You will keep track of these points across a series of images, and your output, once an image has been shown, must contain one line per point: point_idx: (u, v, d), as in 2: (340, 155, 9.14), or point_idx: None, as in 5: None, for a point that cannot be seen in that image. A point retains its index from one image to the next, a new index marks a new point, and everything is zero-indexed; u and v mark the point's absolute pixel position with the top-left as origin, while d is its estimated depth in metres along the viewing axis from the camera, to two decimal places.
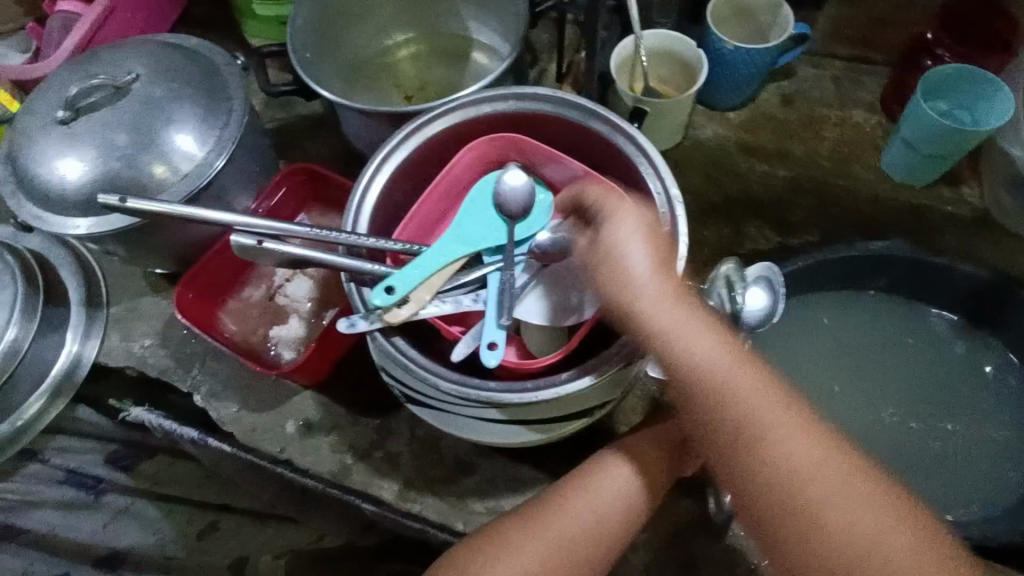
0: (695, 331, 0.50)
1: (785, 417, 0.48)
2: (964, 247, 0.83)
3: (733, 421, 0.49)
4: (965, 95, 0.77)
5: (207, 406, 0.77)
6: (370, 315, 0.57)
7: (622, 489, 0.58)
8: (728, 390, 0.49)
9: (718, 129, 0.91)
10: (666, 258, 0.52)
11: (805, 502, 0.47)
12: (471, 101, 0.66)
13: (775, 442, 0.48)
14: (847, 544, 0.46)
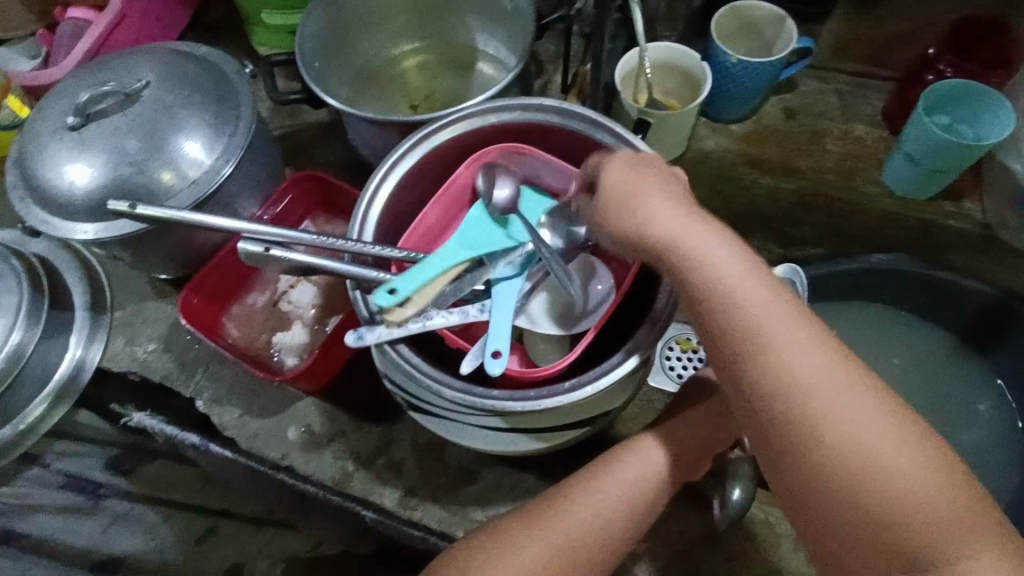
0: (729, 271, 0.47)
1: (820, 356, 0.45)
2: (967, 263, 0.84)
3: (775, 362, 0.45)
4: (964, 112, 0.78)
5: (209, 411, 0.77)
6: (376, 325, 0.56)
7: (626, 488, 0.58)
8: (767, 331, 0.45)
9: (722, 141, 0.90)
10: (687, 206, 0.50)
11: (851, 450, 0.43)
12: (477, 111, 0.66)
13: (821, 387, 0.44)
14: (893, 497, 0.42)
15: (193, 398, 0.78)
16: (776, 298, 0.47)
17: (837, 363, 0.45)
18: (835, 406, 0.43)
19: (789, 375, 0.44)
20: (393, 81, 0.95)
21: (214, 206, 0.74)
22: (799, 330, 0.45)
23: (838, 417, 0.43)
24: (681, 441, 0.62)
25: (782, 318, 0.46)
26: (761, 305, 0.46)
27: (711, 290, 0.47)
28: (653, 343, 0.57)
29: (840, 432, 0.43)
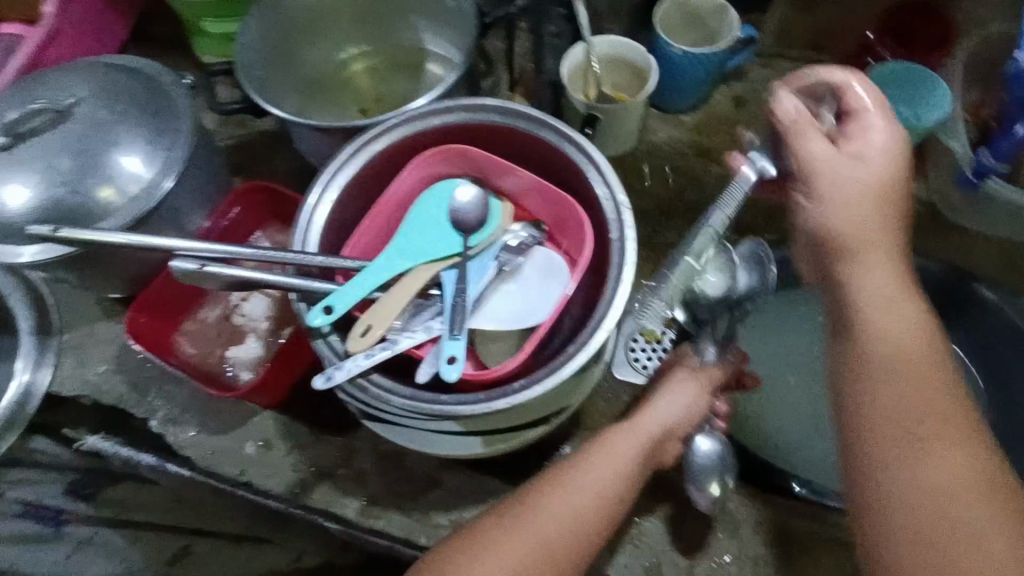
0: (874, 271, 0.51)
1: (911, 367, 0.47)
2: (919, 241, 0.84)
3: (862, 351, 0.48)
4: (903, 92, 0.77)
5: (164, 431, 0.76)
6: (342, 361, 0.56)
7: (594, 481, 0.57)
8: (889, 364, 0.47)
9: (672, 133, 0.91)
10: (892, 208, 0.52)
11: (907, 444, 0.44)
12: (419, 114, 0.65)
13: (893, 380, 0.46)
14: (941, 497, 0.42)
15: (148, 418, 0.77)
16: (900, 300, 0.50)
17: (914, 369, 0.47)
18: (901, 400, 0.46)
19: (870, 366, 0.47)
20: (341, 86, 0.92)
21: (156, 222, 0.72)
22: (935, 337, 0.49)
23: (905, 410, 0.45)
24: (646, 432, 0.62)
25: (929, 353, 0.47)
26: (907, 305, 0.49)
27: (880, 279, 0.50)
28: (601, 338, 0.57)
29: (904, 423, 0.45)
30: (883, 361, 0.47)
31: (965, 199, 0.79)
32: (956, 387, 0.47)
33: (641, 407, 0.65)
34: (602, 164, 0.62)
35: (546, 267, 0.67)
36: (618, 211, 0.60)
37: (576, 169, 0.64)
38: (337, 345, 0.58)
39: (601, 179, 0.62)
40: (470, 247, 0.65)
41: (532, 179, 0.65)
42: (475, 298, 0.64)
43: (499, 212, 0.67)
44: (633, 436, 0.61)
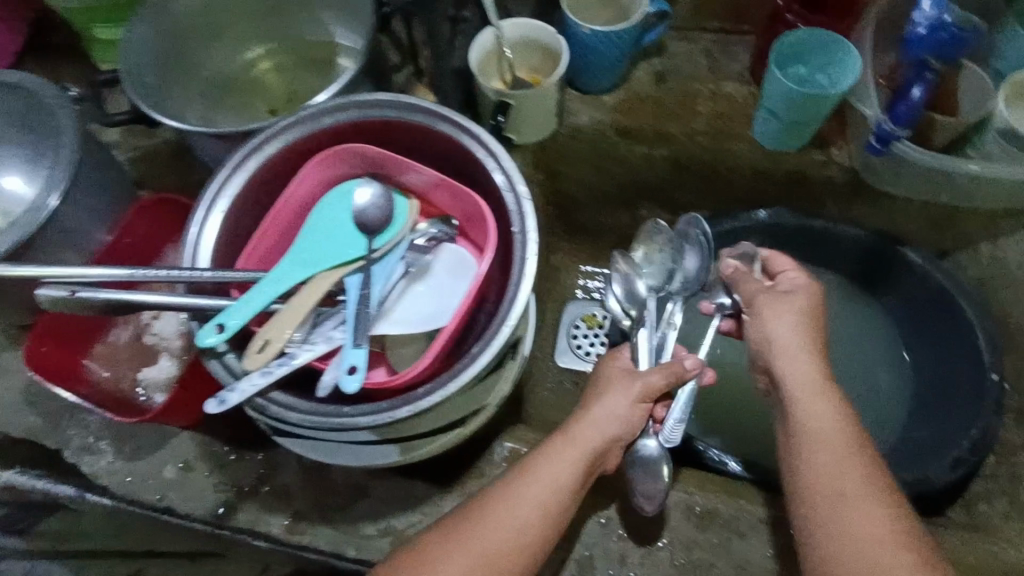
0: (799, 359, 0.60)
1: (835, 443, 0.55)
2: (844, 208, 0.88)
3: (802, 427, 0.57)
4: (819, 60, 0.78)
5: (79, 460, 0.72)
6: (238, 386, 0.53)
7: (537, 496, 0.55)
8: (819, 442, 0.55)
9: (594, 113, 0.88)
10: (791, 310, 0.62)
11: (840, 505, 0.52)
12: (310, 115, 0.63)
13: (830, 449, 0.55)
14: (868, 552, 0.50)
15: (61, 448, 0.73)
16: (823, 387, 0.58)
17: (847, 437, 0.55)
18: (835, 467, 0.54)
19: (815, 436, 0.56)
20: (250, 88, 0.88)
21: (45, 244, 0.67)
22: (845, 411, 0.57)
23: (832, 476, 0.53)
24: (589, 444, 0.58)
25: (834, 423, 0.56)
26: (827, 392, 0.58)
27: (796, 376, 0.59)
28: (504, 335, 0.56)
29: (835, 486, 0.53)
30: (805, 441, 0.56)
31: (884, 163, 0.78)
32: (868, 459, 0.54)
33: (584, 407, 0.62)
34: (500, 153, 0.60)
35: (457, 264, 0.66)
36: (519, 202, 0.59)
37: (477, 160, 0.62)
38: (234, 364, 0.56)
39: (500, 168, 0.60)
40: (374, 249, 0.62)
41: (434, 175, 0.63)
42: (379, 301, 0.61)
43: (405, 209, 0.64)
44: (573, 448, 0.58)
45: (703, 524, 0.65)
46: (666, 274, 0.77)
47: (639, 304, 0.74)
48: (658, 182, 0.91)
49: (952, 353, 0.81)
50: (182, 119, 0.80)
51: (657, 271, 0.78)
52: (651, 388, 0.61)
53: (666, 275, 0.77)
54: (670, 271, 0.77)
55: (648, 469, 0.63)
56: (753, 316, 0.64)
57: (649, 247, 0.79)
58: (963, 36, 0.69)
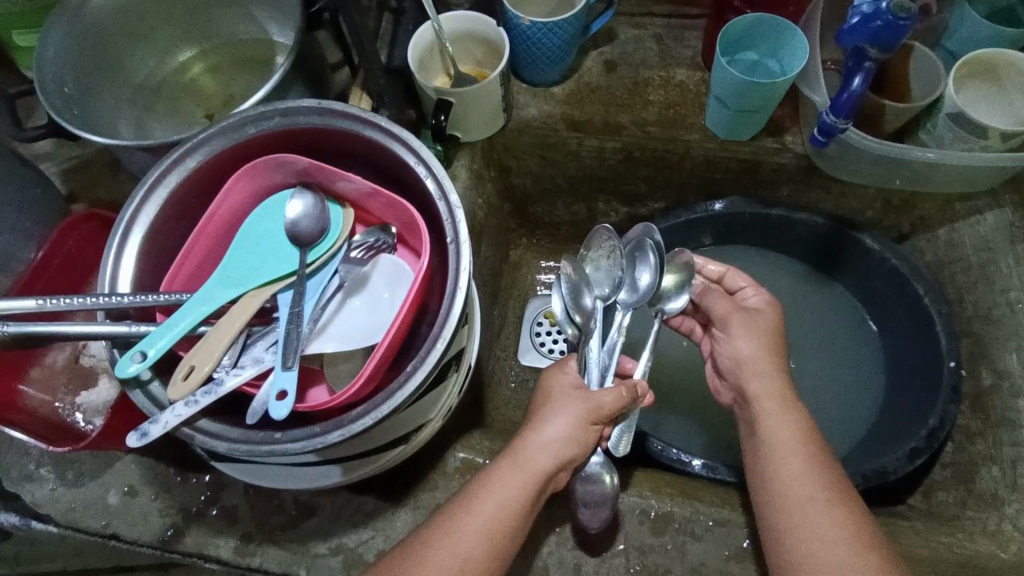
0: (766, 378, 0.64)
1: (797, 449, 0.59)
2: (800, 196, 0.86)
3: (769, 439, 0.60)
4: (771, 44, 0.76)
5: (19, 489, 0.70)
6: (159, 418, 0.50)
7: (479, 527, 0.54)
8: (779, 448, 0.59)
9: (543, 107, 0.85)
10: (755, 328, 0.66)
11: (806, 510, 0.55)
12: (233, 124, 0.59)
13: (795, 458, 0.58)
14: (820, 550, 0.53)
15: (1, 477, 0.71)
16: (788, 403, 0.62)
17: (810, 447, 0.59)
18: (800, 474, 0.57)
19: (778, 447, 0.59)
20: (183, 93, 0.85)
21: None
22: (807, 424, 0.61)
23: (797, 483, 0.57)
24: (536, 467, 0.56)
25: (794, 431, 0.60)
26: (791, 403, 0.62)
27: (761, 387, 0.63)
28: (436, 352, 0.52)
29: (801, 490, 0.56)
30: (765, 448, 0.60)
31: (837, 150, 0.76)
32: (826, 463, 0.58)
33: (517, 439, 0.58)
34: (432, 160, 0.57)
35: (393, 275, 0.64)
36: (451, 211, 0.56)
37: (408, 168, 0.59)
38: (159, 393, 0.53)
39: (431, 176, 0.58)
40: (306, 263, 0.60)
41: (366, 184, 0.60)
42: (313, 320, 0.59)
43: (340, 219, 0.62)
44: (519, 474, 0.56)
45: (658, 528, 0.65)
46: (614, 282, 0.73)
47: (585, 314, 0.70)
48: (613, 174, 0.89)
49: (912, 340, 0.81)
50: (111, 132, 0.77)
51: (604, 280, 0.74)
52: (602, 410, 0.58)
53: (614, 284, 0.73)
54: (618, 280, 0.73)
55: (590, 491, 0.61)
56: (727, 345, 0.68)
57: (599, 254, 0.75)
58: (901, 23, 0.61)
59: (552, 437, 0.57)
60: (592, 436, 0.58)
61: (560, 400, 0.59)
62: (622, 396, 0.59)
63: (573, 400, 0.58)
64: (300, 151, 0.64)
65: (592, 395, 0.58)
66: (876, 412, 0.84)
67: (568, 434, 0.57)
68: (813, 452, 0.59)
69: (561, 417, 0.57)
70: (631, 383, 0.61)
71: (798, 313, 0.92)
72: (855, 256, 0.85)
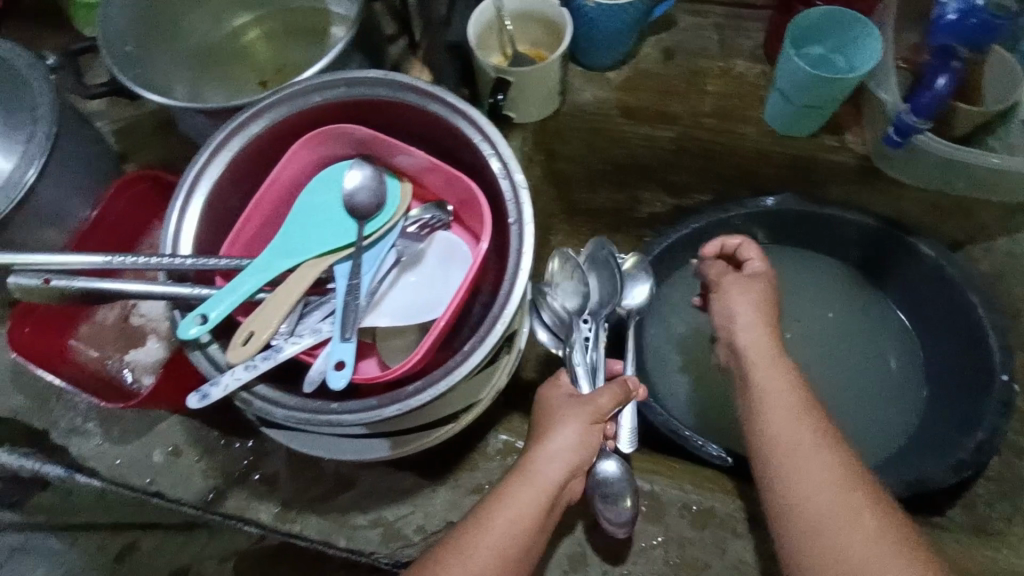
0: (759, 335, 0.65)
1: (786, 398, 0.60)
2: (854, 198, 0.85)
3: (761, 401, 0.61)
4: (840, 39, 0.74)
5: (66, 442, 0.71)
6: (220, 380, 0.51)
7: (493, 546, 0.54)
8: (768, 397, 0.60)
9: (598, 92, 0.84)
10: (745, 288, 0.68)
11: (797, 454, 0.56)
12: (298, 91, 0.59)
13: (789, 419, 0.58)
14: (815, 492, 0.54)
15: (49, 429, 0.72)
16: (783, 367, 0.62)
17: (802, 399, 0.60)
18: (790, 421, 0.58)
19: (773, 410, 0.60)
20: (238, 57, 0.84)
21: (24, 220, 0.65)
22: (801, 387, 0.61)
23: (793, 443, 0.57)
24: (548, 480, 0.57)
25: (782, 381, 0.61)
26: (781, 359, 0.63)
27: (750, 343, 0.65)
28: (496, 332, 0.52)
29: (792, 437, 0.57)
30: (756, 399, 0.61)
31: (899, 152, 0.74)
32: (817, 413, 0.59)
33: (528, 452, 0.59)
34: (496, 138, 0.57)
35: (447, 253, 0.64)
36: (515, 190, 0.56)
37: (471, 146, 0.59)
38: (217, 355, 0.54)
39: (497, 155, 0.57)
40: (364, 236, 0.60)
41: (425, 158, 0.60)
42: (369, 292, 0.59)
43: (398, 194, 0.62)
44: (532, 488, 0.56)
45: (698, 522, 0.65)
46: (580, 298, 0.76)
47: (565, 327, 0.74)
48: (662, 164, 0.88)
49: (959, 350, 0.80)
50: (169, 94, 0.76)
51: (573, 297, 0.77)
52: (601, 411, 0.60)
53: (582, 297, 0.76)
54: (586, 293, 0.76)
55: (608, 490, 0.62)
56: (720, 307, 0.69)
57: (562, 276, 0.78)
58: (997, 22, 0.67)
59: (561, 447, 0.58)
60: (596, 436, 0.60)
61: (561, 413, 0.60)
62: (617, 395, 0.62)
63: (573, 410, 0.60)
64: (361, 123, 0.63)
65: (590, 399, 0.61)
66: (916, 421, 0.83)
67: (577, 441, 0.59)
68: (803, 401, 0.60)
69: (566, 428, 0.59)
70: (623, 380, 0.63)
71: (838, 316, 0.91)
72: (906, 261, 0.84)
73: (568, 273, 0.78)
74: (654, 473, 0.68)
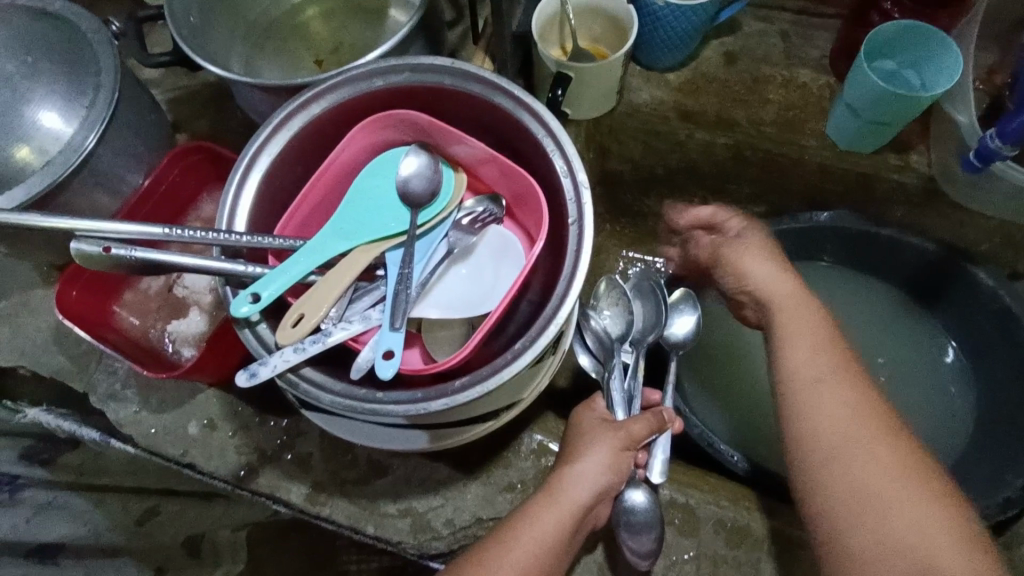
0: (780, 279, 0.70)
1: (809, 330, 0.64)
2: (912, 219, 0.83)
3: (787, 367, 0.63)
4: (914, 54, 0.72)
5: (104, 407, 0.71)
6: (269, 361, 0.51)
7: (519, 562, 0.54)
8: (792, 329, 0.65)
9: (655, 93, 0.82)
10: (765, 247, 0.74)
11: (816, 381, 0.61)
12: (363, 74, 0.59)
13: (814, 384, 0.60)
14: (833, 415, 0.58)
15: (88, 392, 0.73)
16: (815, 334, 0.64)
17: (824, 334, 0.64)
18: (812, 352, 0.63)
19: (798, 375, 0.62)
20: (295, 34, 0.84)
21: (79, 184, 0.65)
22: (830, 351, 0.63)
23: (819, 407, 0.59)
24: (575, 500, 0.57)
25: (805, 316, 0.66)
26: (802, 298, 0.68)
27: (772, 285, 0.70)
28: (548, 330, 0.51)
29: (816, 367, 0.61)
30: (782, 330, 0.65)
31: (967, 176, 0.72)
32: (836, 345, 0.63)
33: (554, 474, 0.60)
34: (560, 133, 0.56)
35: (497, 250, 0.63)
36: (576, 189, 0.55)
37: (533, 140, 0.58)
38: (266, 334, 0.53)
39: (559, 152, 0.56)
40: (417, 225, 0.59)
41: (485, 149, 0.58)
42: (420, 283, 0.58)
43: (452, 184, 0.61)
44: (558, 508, 0.57)
45: (732, 540, 0.65)
46: (624, 323, 0.76)
47: (607, 351, 0.74)
48: (717, 171, 0.86)
49: (1010, 384, 0.77)
50: (226, 67, 0.76)
51: (616, 323, 0.77)
52: (633, 438, 0.61)
53: (626, 322, 0.76)
54: (630, 319, 0.77)
55: (634, 520, 0.62)
56: (741, 276, 0.72)
57: (606, 300, 0.79)
58: None
59: (588, 469, 0.59)
60: (626, 462, 0.61)
61: (591, 435, 0.61)
62: (651, 423, 0.63)
63: (603, 434, 0.61)
64: (421, 110, 0.63)
65: (623, 425, 0.62)
66: (958, 453, 0.81)
67: (605, 463, 0.59)
68: (824, 333, 0.64)
69: (595, 451, 0.60)
70: (657, 411, 0.64)
71: (880, 339, 0.90)
72: (960, 289, 0.81)
73: (611, 300, 0.78)
74: (688, 487, 0.68)
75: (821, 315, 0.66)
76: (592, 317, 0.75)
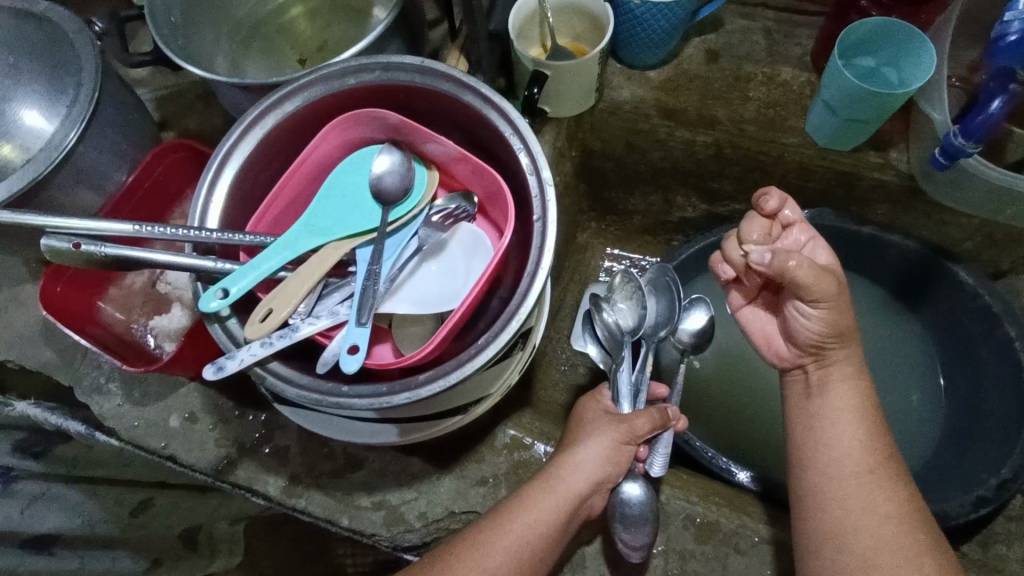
0: (847, 331, 0.65)
1: (846, 399, 0.65)
2: (892, 217, 0.83)
3: (833, 449, 0.63)
4: (895, 50, 0.72)
5: (89, 400, 0.73)
6: (237, 355, 0.51)
7: (509, 549, 0.56)
8: (826, 398, 0.65)
9: (636, 91, 0.83)
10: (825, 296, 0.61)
11: (837, 447, 0.63)
12: (334, 72, 0.59)
13: (864, 478, 0.61)
14: (846, 482, 0.61)
15: (72, 384, 0.74)
16: (865, 419, 0.64)
17: (862, 408, 0.65)
18: (843, 421, 0.64)
19: (848, 458, 0.62)
20: (280, 33, 0.85)
21: (62, 181, 0.66)
22: (874, 433, 0.63)
23: (857, 491, 0.60)
24: (571, 489, 0.59)
25: (844, 388, 0.65)
26: (846, 364, 0.66)
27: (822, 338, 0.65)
28: (511, 324, 0.52)
29: (843, 437, 0.63)
30: (814, 395, 0.67)
31: (945, 175, 0.72)
32: (874, 424, 0.64)
33: (553, 463, 0.62)
34: (526, 132, 0.56)
35: (473, 247, 0.64)
36: (542, 187, 0.55)
37: (503, 139, 0.58)
38: (236, 330, 0.54)
39: (526, 150, 0.56)
40: (388, 222, 0.60)
41: (456, 149, 0.59)
42: (389, 278, 0.59)
43: (424, 181, 0.62)
44: (553, 495, 0.59)
45: (701, 536, 0.66)
46: (639, 316, 0.76)
47: (615, 344, 0.73)
48: (698, 169, 0.85)
49: (992, 384, 0.77)
50: (211, 68, 0.77)
51: (631, 316, 0.76)
52: (635, 432, 0.62)
53: (639, 317, 0.76)
54: (643, 314, 0.76)
55: (629, 512, 0.63)
56: (796, 322, 0.66)
57: (620, 293, 0.78)
58: None
59: (588, 459, 0.60)
60: (626, 456, 0.62)
61: (594, 428, 0.63)
62: (655, 419, 0.63)
63: (606, 425, 0.62)
64: (394, 108, 0.63)
65: (625, 419, 0.62)
66: (938, 452, 0.81)
67: (604, 455, 0.61)
68: (862, 408, 0.65)
69: (594, 442, 0.61)
70: (662, 407, 0.64)
71: (869, 336, 0.89)
72: (943, 287, 0.81)
73: (624, 293, 0.78)
74: (660, 482, 0.69)
75: (863, 387, 0.66)
76: (603, 309, 0.75)
